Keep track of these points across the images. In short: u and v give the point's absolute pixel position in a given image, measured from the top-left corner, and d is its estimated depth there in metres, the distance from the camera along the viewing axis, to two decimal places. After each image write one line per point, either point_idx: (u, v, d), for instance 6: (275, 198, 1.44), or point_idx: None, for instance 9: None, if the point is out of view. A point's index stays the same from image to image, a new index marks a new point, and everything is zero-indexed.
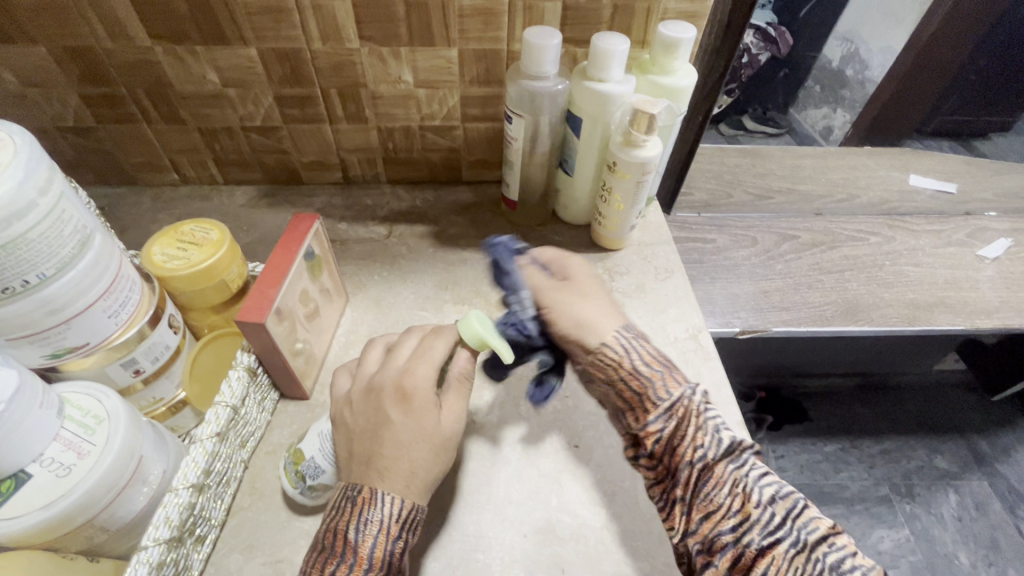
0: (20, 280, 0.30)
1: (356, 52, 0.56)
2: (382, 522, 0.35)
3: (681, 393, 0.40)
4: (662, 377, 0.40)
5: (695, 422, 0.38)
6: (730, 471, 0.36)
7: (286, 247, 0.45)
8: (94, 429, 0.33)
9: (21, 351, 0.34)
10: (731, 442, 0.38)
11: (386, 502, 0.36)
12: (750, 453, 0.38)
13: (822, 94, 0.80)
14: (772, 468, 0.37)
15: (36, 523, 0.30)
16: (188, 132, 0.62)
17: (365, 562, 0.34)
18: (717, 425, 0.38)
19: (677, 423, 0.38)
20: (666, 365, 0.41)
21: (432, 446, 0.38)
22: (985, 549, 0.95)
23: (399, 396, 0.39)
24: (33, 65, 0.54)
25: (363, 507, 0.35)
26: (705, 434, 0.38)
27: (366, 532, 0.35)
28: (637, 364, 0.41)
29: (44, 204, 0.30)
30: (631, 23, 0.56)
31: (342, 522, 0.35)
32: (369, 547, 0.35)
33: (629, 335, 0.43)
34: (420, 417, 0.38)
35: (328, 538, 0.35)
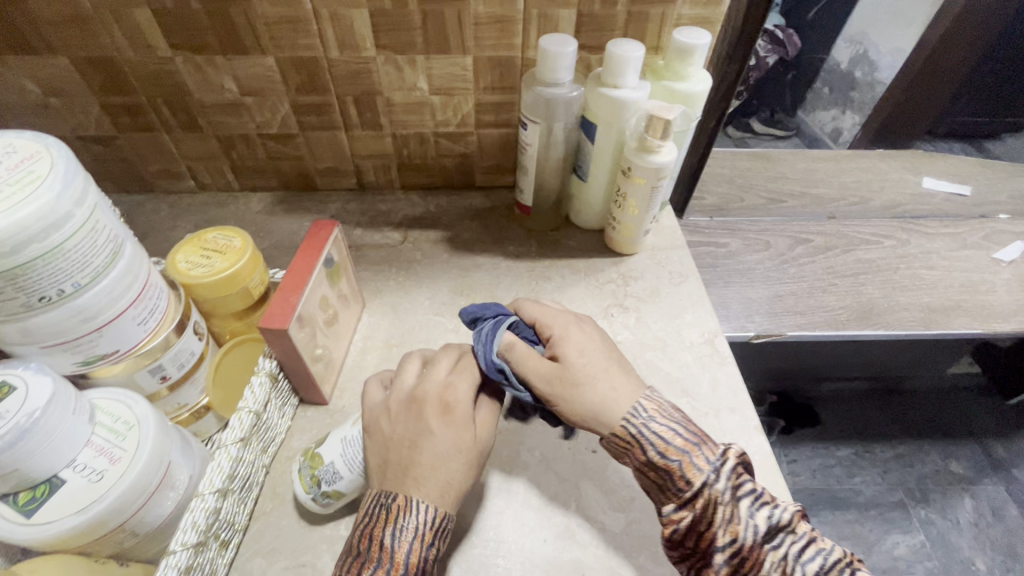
0: (55, 289, 0.31)
1: (372, 60, 0.56)
2: (416, 528, 0.35)
3: (705, 477, 0.36)
4: (682, 465, 0.37)
5: (725, 510, 0.36)
6: (769, 552, 0.35)
7: (306, 255, 0.45)
8: (125, 435, 0.34)
9: (54, 358, 0.35)
10: (767, 524, 0.36)
11: (422, 510, 0.35)
12: (786, 531, 0.36)
13: (832, 96, 0.79)
14: (809, 532, 0.36)
15: (70, 528, 0.31)
16: (206, 139, 0.63)
17: (401, 568, 0.34)
18: (747, 508, 0.36)
19: (705, 517, 0.36)
20: (687, 444, 0.38)
21: (468, 460, 0.38)
22: (1004, 555, 0.94)
23: (441, 408, 0.39)
24: (57, 75, 0.55)
25: (397, 515, 0.35)
26: (736, 524, 0.35)
27: (402, 539, 0.35)
28: (652, 454, 0.38)
29: (80, 215, 0.31)
30: (645, 29, 0.56)
31: (377, 528, 0.35)
32: (404, 554, 0.34)
33: (645, 414, 0.39)
34: (460, 429, 0.39)
35: (362, 545, 0.35)
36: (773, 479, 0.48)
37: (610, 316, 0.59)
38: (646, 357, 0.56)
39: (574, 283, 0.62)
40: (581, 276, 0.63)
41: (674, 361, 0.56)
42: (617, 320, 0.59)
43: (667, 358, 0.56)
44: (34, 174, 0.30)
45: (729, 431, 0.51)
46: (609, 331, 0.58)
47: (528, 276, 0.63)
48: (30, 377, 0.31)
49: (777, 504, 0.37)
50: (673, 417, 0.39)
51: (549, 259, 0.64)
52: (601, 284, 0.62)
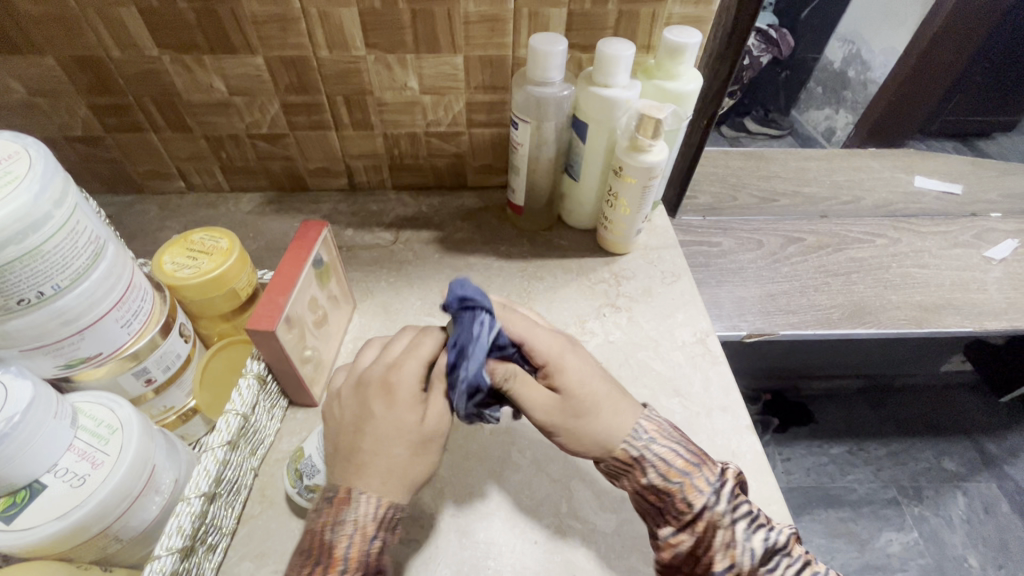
0: (35, 291, 0.31)
1: (362, 60, 0.56)
2: (357, 522, 0.35)
3: (708, 502, 0.37)
4: (684, 488, 0.38)
5: (723, 535, 0.37)
6: (764, 574, 0.37)
7: (294, 255, 0.45)
8: (108, 439, 0.34)
9: (34, 362, 0.34)
10: (762, 547, 0.37)
11: (364, 501, 0.35)
12: (782, 553, 0.38)
13: (824, 95, 0.80)
14: (799, 551, 0.39)
15: (50, 534, 0.30)
16: (195, 140, 0.63)
17: (340, 563, 0.34)
18: (744, 532, 0.37)
19: (702, 538, 0.37)
20: (688, 465, 0.38)
21: (413, 445, 0.37)
22: (996, 552, 0.94)
23: (383, 392, 0.38)
24: (42, 75, 0.55)
25: (339, 507, 0.35)
26: (734, 548, 0.37)
27: (342, 533, 0.35)
28: (655, 478, 0.38)
29: (59, 216, 0.31)
30: (636, 28, 0.56)
31: (319, 524, 0.35)
32: (344, 548, 0.35)
33: (648, 435, 0.39)
34: (404, 412, 0.38)
35: (308, 539, 0.35)
36: (765, 478, 0.48)
37: (602, 315, 0.59)
38: (638, 357, 0.56)
39: (566, 282, 0.62)
40: (573, 275, 0.62)
41: (666, 360, 0.56)
42: (609, 320, 0.59)
43: (659, 358, 0.56)
44: (12, 174, 0.30)
45: (721, 430, 0.51)
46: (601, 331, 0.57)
47: (520, 276, 0.62)
48: (9, 381, 0.30)
49: (768, 527, 0.38)
50: (674, 439, 0.40)
51: (541, 259, 0.64)
52: (593, 283, 0.62)
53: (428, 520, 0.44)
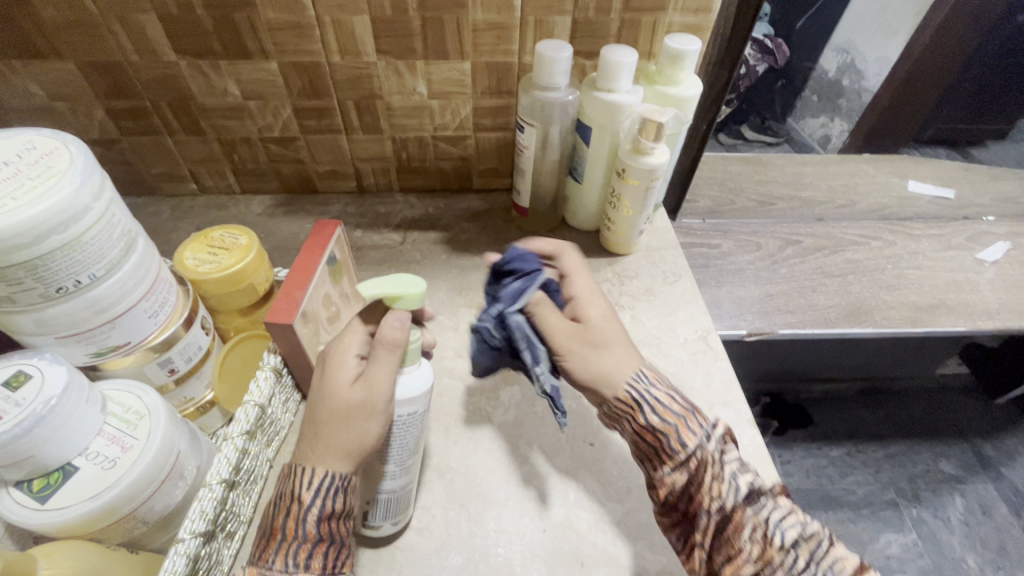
0: (72, 280, 0.32)
1: (373, 66, 0.58)
2: (294, 492, 0.35)
3: (696, 438, 0.38)
4: (678, 428, 0.39)
5: (710, 470, 0.37)
6: (750, 516, 0.36)
7: (309, 252, 0.46)
8: (136, 424, 0.35)
9: (67, 349, 0.35)
10: (749, 488, 0.37)
11: (302, 473, 0.36)
12: (767, 497, 0.37)
13: (819, 103, 0.84)
14: (788, 506, 0.36)
15: (82, 513, 0.32)
16: (208, 143, 0.64)
17: (280, 534, 0.35)
18: (733, 470, 0.37)
19: (692, 474, 0.38)
20: (684, 410, 0.40)
21: (335, 418, 0.37)
22: (993, 553, 0.95)
23: (325, 370, 0.39)
24: (63, 80, 0.57)
25: (285, 480, 0.36)
26: (720, 483, 0.37)
27: (282, 504, 0.35)
28: (651, 416, 0.39)
29: (97, 208, 0.32)
30: (638, 36, 0.58)
31: (273, 497, 0.37)
32: (286, 520, 0.35)
33: (645, 382, 0.41)
34: (328, 383, 0.38)
35: (267, 514, 0.36)
36: (766, 471, 0.49)
37: None
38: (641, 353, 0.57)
39: None
40: None
41: (668, 357, 0.57)
42: None
43: (661, 354, 0.57)
44: (54, 169, 0.31)
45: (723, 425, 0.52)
46: None
47: None
48: (44, 367, 0.32)
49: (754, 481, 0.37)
50: (672, 388, 0.42)
51: None
52: (597, 283, 0.63)
53: (440, 510, 0.45)
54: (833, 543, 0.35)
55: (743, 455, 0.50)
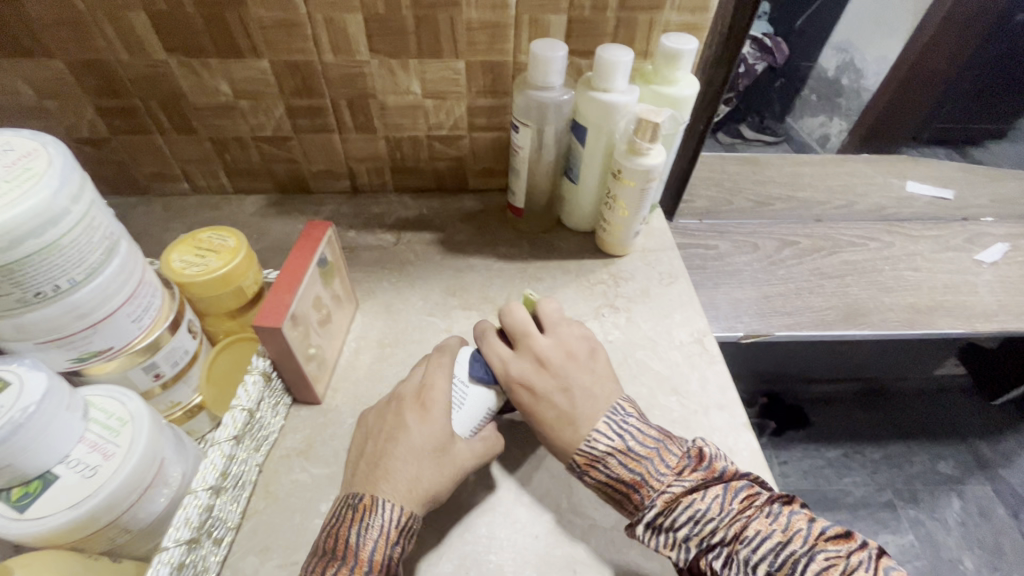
0: (51, 285, 0.32)
1: (366, 64, 0.57)
2: (381, 527, 0.37)
3: (664, 479, 0.39)
4: (639, 482, 0.39)
5: (683, 514, 0.37)
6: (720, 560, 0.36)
7: (300, 254, 0.46)
8: (119, 430, 0.34)
9: (48, 354, 0.35)
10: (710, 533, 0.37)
11: (389, 510, 0.37)
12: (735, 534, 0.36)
13: (819, 102, 0.82)
14: (763, 527, 0.36)
15: (64, 522, 0.31)
16: (200, 142, 0.64)
17: (364, 565, 0.36)
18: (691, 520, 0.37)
19: (666, 524, 0.38)
20: (639, 459, 0.40)
21: (438, 459, 0.40)
22: (991, 554, 0.95)
23: (417, 407, 0.42)
24: (50, 78, 0.56)
25: (363, 514, 0.37)
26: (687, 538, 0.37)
27: (367, 537, 0.36)
28: (607, 473, 0.40)
29: (77, 211, 0.32)
30: (634, 35, 0.57)
31: (343, 528, 0.37)
32: (368, 551, 0.36)
33: (603, 435, 0.41)
34: (433, 424, 0.41)
35: (328, 541, 0.37)
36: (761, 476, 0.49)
37: (601, 316, 0.60)
38: (637, 356, 0.57)
39: (566, 284, 0.63)
40: (573, 277, 0.63)
41: (664, 360, 0.56)
42: (608, 320, 0.59)
43: (657, 357, 0.57)
44: (32, 171, 0.31)
45: (718, 429, 0.52)
46: (599, 331, 0.58)
47: (520, 277, 0.63)
48: (23, 373, 0.31)
49: (732, 512, 0.37)
50: (638, 426, 0.42)
51: (541, 260, 0.65)
52: (592, 284, 0.63)
53: (432, 516, 0.45)
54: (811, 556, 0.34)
55: (738, 460, 0.50)
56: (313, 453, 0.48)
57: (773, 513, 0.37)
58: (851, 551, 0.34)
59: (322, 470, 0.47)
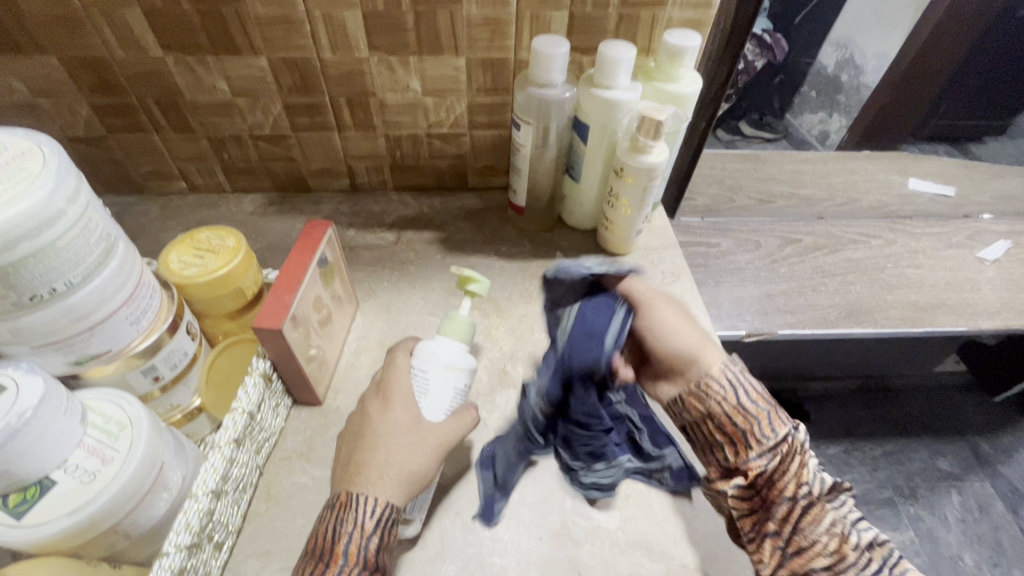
0: (47, 288, 0.31)
1: (366, 61, 0.57)
2: (356, 520, 0.36)
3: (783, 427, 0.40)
4: (768, 415, 0.40)
5: (804, 459, 0.39)
6: (829, 511, 0.38)
7: (299, 254, 0.45)
8: (117, 435, 0.34)
9: (45, 358, 0.34)
10: (829, 484, 0.39)
11: (363, 502, 0.37)
12: (842, 494, 0.39)
13: (818, 99, 0.81)
14: (862, 507, 0.40)
15: (62, 529, 0.31)
16: (197, 140, 0.63)
17: (340, 559, 0.35)
18: (818, 466, 0.40)
19: (790, 455, 0.39)
20: (768, 403, 0.41)
21: (408, 443, 0.40)
22: (991, 550, 0.95)
23: (380, 399, 0.42)
24: (46, 76, 0.55)
25: (339, 510, 0.37)
26: (807, 474, 0.39)
27: (343, 531, 0.36)
28: (742, 399, 0.40)
29: (72, 212, 0.31)
30: (636, 32, 0.57)
31: (323, 526, 0.37)
32: (345, 544, 0.36)
33: (737, 366, 0.42)
34: (396, 410, 0.41)
35: (312, 541, 0.37)
36: None
37: None
38: None
39: None
40: None
41: None
42: None
43: None
44: (26, 172, 0.30)
45: None
46: None
47: (522, 276, 0.63)
48: (20, 377, 0.31)
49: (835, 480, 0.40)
50: (753, 378, 0.42)
51: (542, 258, 0.65)
52: None
53: (435, 518, 0.44)
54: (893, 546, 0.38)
55: None
56: (315, 455, 0.47)
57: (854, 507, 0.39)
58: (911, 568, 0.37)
59: (323, 472, 0.46)
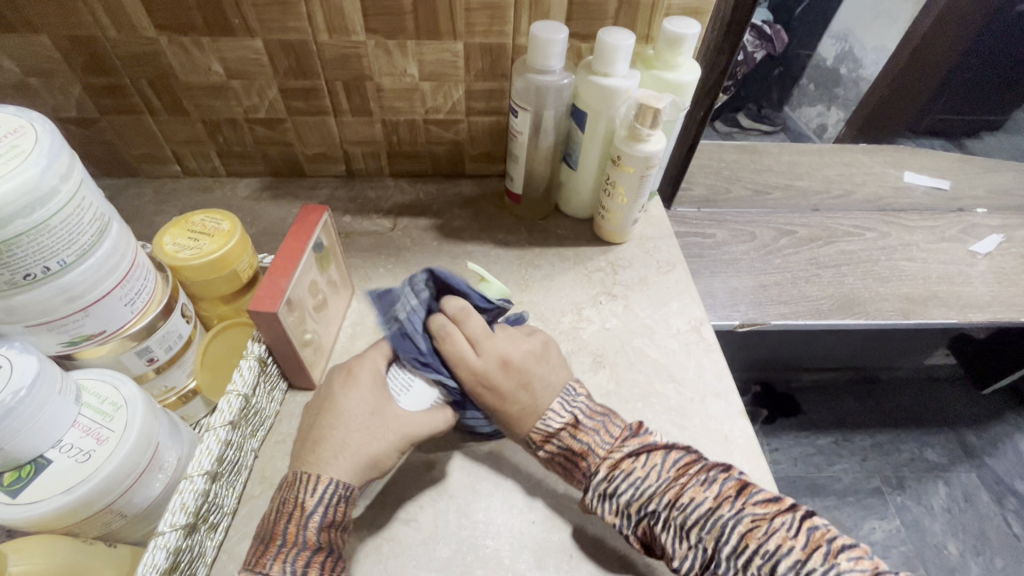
0: (40, 266, 0.31)
1: (363, 45, 0.56)
2: (302, 500, 0.37)
3: (610, 447, 0.42)
4: (586, 449, 0.42)
5: (625, 481, 0.40)
6: (652, 527, 0.39)
7: (295, 239, 0.45)
8: (112, 415, 0.34)
9: (39, 337, 0.34)
10: (643, 510, 0.39)
11: (324, 482, 0.37)
12: (663, 510, 0.38)
13: (816, 92, 0.82)
14: (691, 493, 0.38)
15: (56, 507, 0.31)
16: (192, 123, 0.62)
17: (302, 539, 0.36)
18: (624, 496, 0.40)
19: (608, 491, 0.40)
20: (591, 424, 0.43)
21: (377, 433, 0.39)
22: (974, 539, 0.97)
23: (345, 373, 0.42)
24: (38, 55, 0.54)
25: (297, 494, 0.37)
26: (614, 516, 0.40)
27: (299, 512, 0.36)
28: (562, 442, 0.43)
29: (66, 191, 0.31)
30: (636, 19, 0.56)
31: (282, 507, 0.37)
32: (302, 525, 0.36)
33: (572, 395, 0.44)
34: (361, 390, 0.40)
35: (268, 525, 0.37)
36: (757, 461, 0.49)
37: (599, 303, 0.60)
38: (634, 344, 0.57)
39: (563, 271, 0.62)
40: (570, 264, 0.63)
41: (661, 347, 0.56)
42: (606, 308, 0.59)
43: (654, 345, 0.57)
44: (18, 149, 0.30)
45: (714, 416, 0.52)
46: (598, 318, 0.58)
47: (518, 264, 0.63)
48: (14, 356, 0.31)
49: (669, 480, 0.39)
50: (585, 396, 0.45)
51: (538, 247, 0.65)
52: (590, 272, 0.62)
53: (428, 500, 0.45)
54: (738, 518, 0.36)
55: (733, 446, 0.50)
56: None
57: (710, 480, 0.38)
58: (777, 513, 0.36)
59: None
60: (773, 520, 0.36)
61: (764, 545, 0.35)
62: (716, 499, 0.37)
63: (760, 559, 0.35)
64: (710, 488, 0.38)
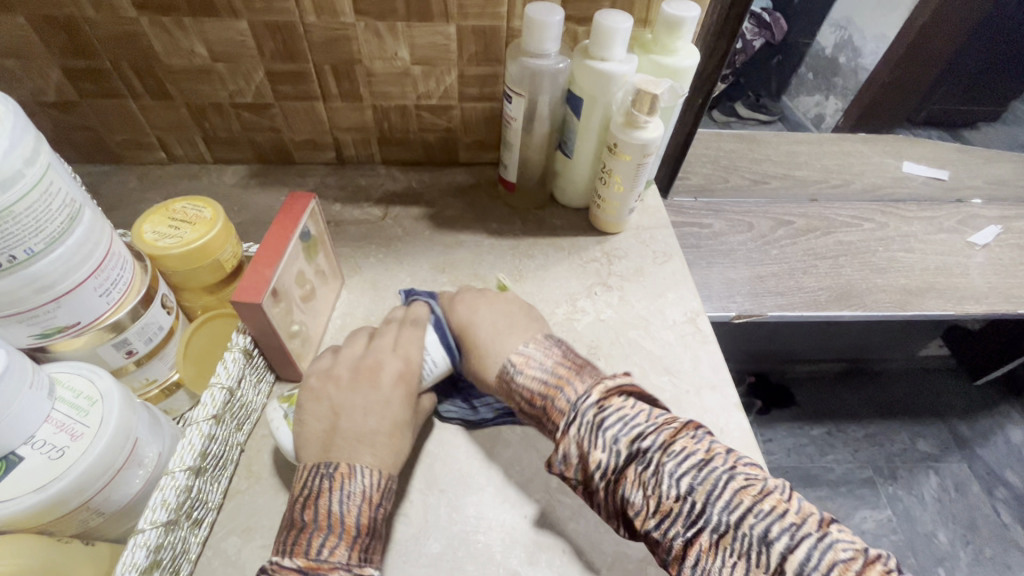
0: (7, 255, 0.29)
1: (351, 27, 0.54)
2: (361, 491, 0.37)
3: (596, 379, 0.40)
4: (566, 385, 0.40)
5: (613, 416, 0.37)
6: (633, 471, 0.35)
7: (281, 226, 0.44)
8: (87, 410, 0.33)
9: (10, 329, 0.33)
10: (630, 448, 0.36)
11: (366, 475, 0.38)
12: (655, 451, 0.35)
13: (814, 81, 0.80)
14: (685, 443, 0.36)
15: (30, 506, 0.30)
16: (176, 108, 0.60)
17: (352, 530, 0.35)
18: (613, 434, 0.37)
19: (597, 423, 0.37)
20: (574, 369, 0.41)
21: (380, 420, 0.40)
22: (964, 528, 0.98)
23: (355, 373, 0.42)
24: (12, 36, 0.52)
25: (341, 481, 0.37)
26: (596, 452, 0.36)
27: (350, 503, 0.36)
28: (543, 382, 0.41)
29: (32, 176, 0.29)
30: (634, 1, 0.55)
31: (321, 495, 0.36)
32: (354, 516, 0.36)
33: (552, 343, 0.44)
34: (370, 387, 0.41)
35: (298, 513, 0.36)
36: (752, 454, 0.48)
37: (594, 294, 0.59)
38: (629, 335, 0.56)
39: (558, 261, 0.61)
40: (565, 254, 0.62)
41: (657, 339, 0.56)
42: (601, 298, 0.58)
43: (649, 337, 0.56)
44: None
45: (710, 409, 0.51)
46: (593, 309, 0.57)
47: (511, 254, 0.62)
48: None
49: (659, 424, 0.37)
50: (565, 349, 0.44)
51: (533, 237, 0.64)
52: (585, 262, 0.61)
53: (418, 495, 0.44)
54: (731, 474, 0.34)
55: (729, 439, 0.49)
56: None
57: (699, 435, 0.36)
58: (767, 477, 0.34)
59: None
60: (766, 483, 0.34)
61: (758, 504, 0.32)
62: (710, 455, 0.35)
63: (752, 518, 0.32)
64: (703, 445, 0.36)
